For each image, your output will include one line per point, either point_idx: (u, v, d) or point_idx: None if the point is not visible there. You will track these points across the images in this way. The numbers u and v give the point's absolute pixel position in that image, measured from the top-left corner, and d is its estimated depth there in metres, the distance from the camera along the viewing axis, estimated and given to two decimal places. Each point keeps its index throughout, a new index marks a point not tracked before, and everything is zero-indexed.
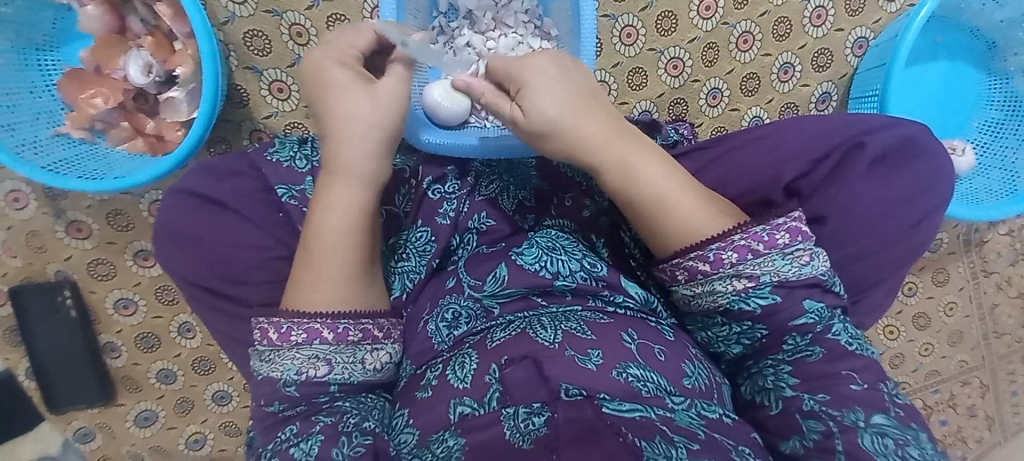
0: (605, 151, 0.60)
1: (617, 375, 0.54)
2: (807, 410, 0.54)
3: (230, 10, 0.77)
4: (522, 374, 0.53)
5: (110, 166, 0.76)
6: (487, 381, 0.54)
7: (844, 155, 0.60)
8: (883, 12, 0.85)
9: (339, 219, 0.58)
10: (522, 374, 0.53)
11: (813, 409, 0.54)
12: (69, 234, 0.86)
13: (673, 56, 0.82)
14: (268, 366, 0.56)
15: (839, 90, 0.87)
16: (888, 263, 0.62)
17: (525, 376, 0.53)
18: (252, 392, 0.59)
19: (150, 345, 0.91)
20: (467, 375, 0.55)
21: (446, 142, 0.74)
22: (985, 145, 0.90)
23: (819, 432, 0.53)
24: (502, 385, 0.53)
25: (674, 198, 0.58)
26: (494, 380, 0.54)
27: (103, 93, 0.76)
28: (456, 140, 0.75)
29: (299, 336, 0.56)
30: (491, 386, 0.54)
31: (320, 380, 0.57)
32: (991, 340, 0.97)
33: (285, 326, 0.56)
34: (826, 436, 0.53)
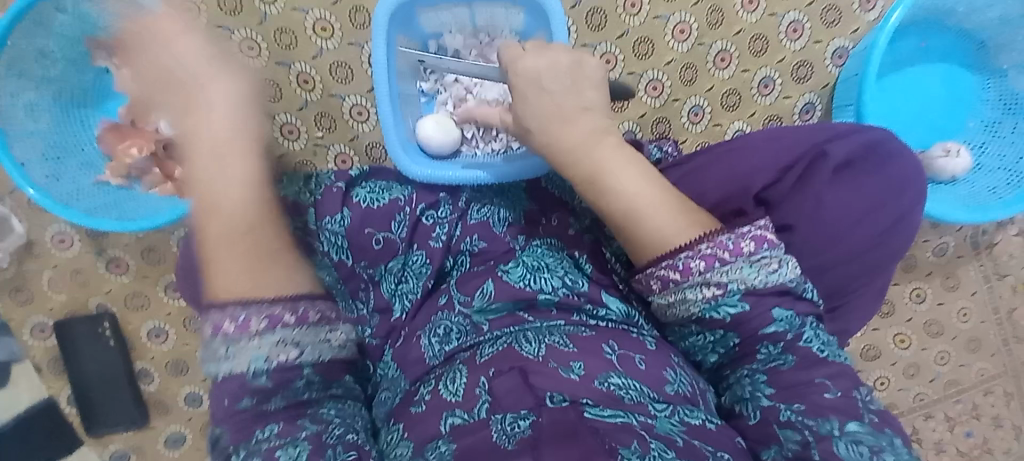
0: (582, 161, 0.61)
1: (600, 384, 0.56)
2: (784, 420, 0.55)
3: (245, 64, 0.86)
4: (509, 384, 0.57)
5: (143, 207, 0.85)
6: (476, 392, 0.57)
7: (809, 164, 0.63)
8: (860, 22, 0.87)
9: (219, 185, 0.56)
10: (510, 383, 0.56)
11: (790, 420, 0.55)
12: (109, 270, 0.96)
13: (652, 78, 0.86)
14: (226, 362, 0.50)
15: (822, 99, 0.88)
16: (863, 265, 0.65)
17: (511, 385, 0.56)
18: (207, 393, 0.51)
19: (179, 370, 0.99)
20: (459, 389, 0.58)
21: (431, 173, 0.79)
22: (983, 145, 0.88)
23: (796, 442, 0.54)
24: (491, 395, 0.56)
25: (647, 205, 0.59)
26: (484, 391, 0.57)
27: (138, 143, 0.85)
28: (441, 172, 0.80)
29: (260, 323, 0.51)
30: (480, 397, 0.57)
31: (293, 366, 0.52)
32: (1012, 345, 0.93)
33: (243, 315, 0.50)
34: (803, 445, 0.53)
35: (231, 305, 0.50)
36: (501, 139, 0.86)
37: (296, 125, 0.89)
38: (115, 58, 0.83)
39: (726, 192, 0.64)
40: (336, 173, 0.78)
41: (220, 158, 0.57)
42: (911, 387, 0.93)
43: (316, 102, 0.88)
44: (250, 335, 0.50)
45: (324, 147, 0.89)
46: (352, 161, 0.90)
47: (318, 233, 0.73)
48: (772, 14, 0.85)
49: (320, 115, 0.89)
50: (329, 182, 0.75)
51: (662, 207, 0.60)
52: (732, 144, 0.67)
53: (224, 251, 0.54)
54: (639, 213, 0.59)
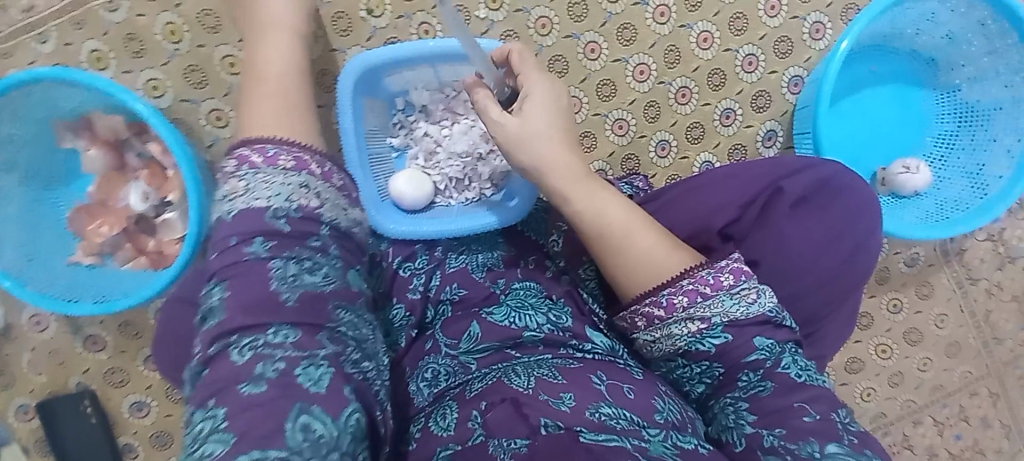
0: (576, 192, 0.62)
1: (590, 414, 0.56)
2: (768, 446, 0.55)
3: (213, 134, 0.87)
4: (501, 416, 0.56)
5: (116, 286, 0.84)
6: (470, 425, 0.56)
7: (767, 200, 0.66)
8: (812, 50, 0.90)
9: (271, 70, 0.63)
10: (502, 414, 0.56)
11: (773, 445, 0.55)
12: (86, 348, 0.94)
13: (617, 117, 0.88)
14: (249, 197, 0.48)
15: (783, 126, 0.91)
16: (830, 296, 0.66)
17: (504, 416, 0.56)
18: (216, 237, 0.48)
19: (164, 442, 0.97)
20: (450, 423, 0.58)
21: (405, 230, 0.80)
22: (942, 158, 0.91)
23: None
24: (484, 428, 0.56)
25: (641, 232, 0.61)
26: (477, 424, 0.56)
27: (108, 222, 0.85)
28: (416, 228, 0.80)
29: (287, 162, 0.51)
30: (473, 431, 0.56)
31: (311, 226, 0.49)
32: (991, 347, 0.95)
33: (275, 152, 0.52)
34: None
35: (269, 142, 0.52)
36: (474, 189, 0.87)
37: None
38: (83, 138, 0.84)
39: (690, 229, 0.66)
40: None
41: (260, 61, 0.64)
42: (898, 396, 0.94)
43: None
44: (280, 170, 0.50)
45: None
46: None
47: None
48: (727, 49, 0.88)
49: None
50: None
51: (646, 235, 0.62)
52: (693, 182, 0.70)
53: (267, 109, 0.59)
54: (624, 251, 0.61)
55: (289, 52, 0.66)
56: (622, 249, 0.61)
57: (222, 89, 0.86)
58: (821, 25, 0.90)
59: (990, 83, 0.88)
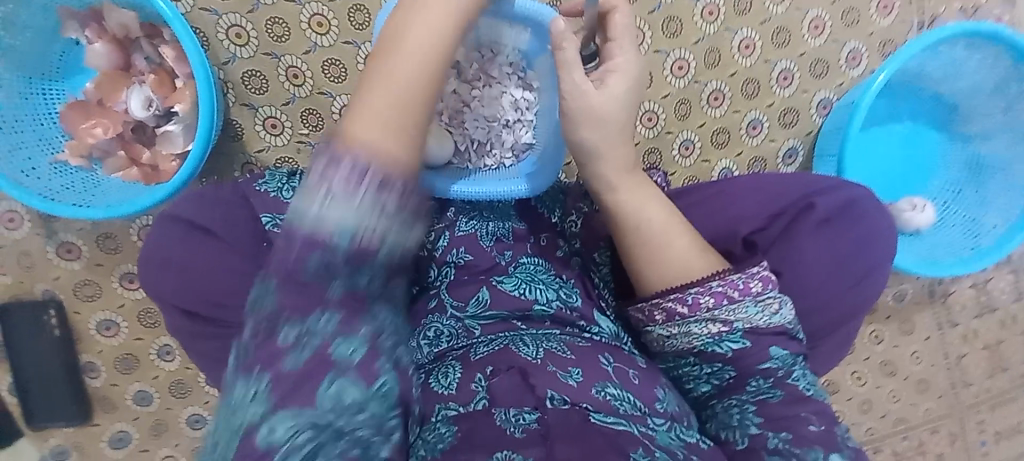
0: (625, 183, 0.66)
1: (598, 392, 0.55)
2: (773, 447, 0.55)
3: (231, 51, 0.82)
4: (508, 383, 0.54)
5: (103, 194, 0.79)
6: (474, 387, 0.54)
7: (795, 214, 0.66)
8: (846, 77, 0.91)
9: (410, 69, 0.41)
10: (509, 383, 0.54)
11: (777, 447, 0.55)
12: (58, 255, 0.89)
13: (648, 110, 0.87)
14: None
15: (804, 146, 0.92)
16: (836, 314, 0.68)
17: (511, 384, 0.54)
18: None
19: (128, 367, 0.93)
20: (452, 383, 0.56)
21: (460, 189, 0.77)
22: (946, 203, 0.95)
23: None
24: (489, 393, 0.53)
25: (666, 233, 0.65)
26: (480, 388, 0.54)
27: (103, 124, 0.80)
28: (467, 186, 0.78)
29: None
30: (476, 392, 0.53)
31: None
32: (958, 390, 1.00)
33: None
34: None
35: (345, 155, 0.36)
36: (495, 155, 0.85)
37: (281, 119, 0.84)
38: (89, 31, 0.78)
39: (713, 232, 0.68)
40: None
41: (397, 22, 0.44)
42: (862, 422, 0.98)
43: (304, 98, 0.84)
44: None
45: (308, 146, 0.86)
46: None
47: None
48: (766, 61, 0.88)
49: (307, 112, 0.84)
50: None
51: (680, 237, 0.65)
52: (720, 188, 0.70)
53: (374, 129, 0.38)
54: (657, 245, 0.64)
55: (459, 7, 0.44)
56: (648, 246, 0.65)
57: (247, 7, 0.81)
58: (857, 53, 0.91)
59: (1002, 136, 0.91)
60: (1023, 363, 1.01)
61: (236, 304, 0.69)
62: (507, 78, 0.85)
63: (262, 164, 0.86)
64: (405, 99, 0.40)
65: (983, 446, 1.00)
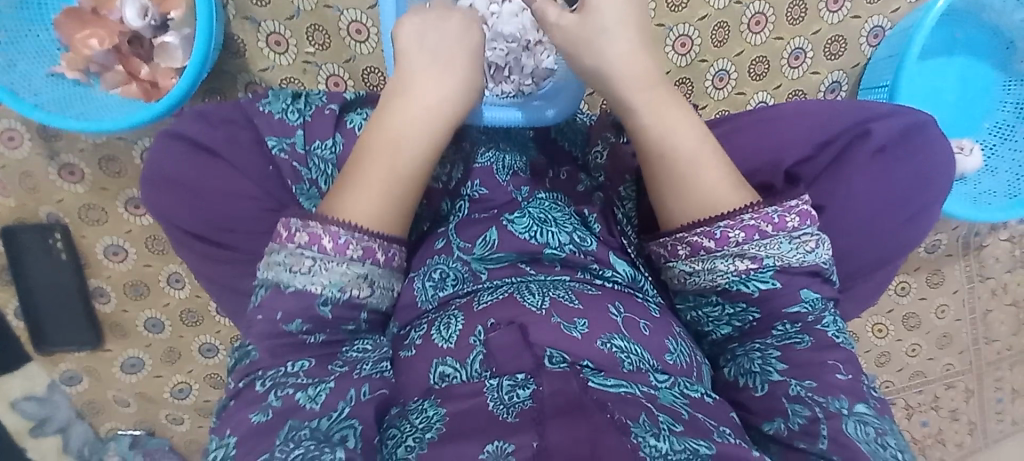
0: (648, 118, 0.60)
1: (601, 345, 0.56)
2: (794, 394, 0.55)
3: None
4: (507, 339, 0.54)
5: (100, 109, 0.76)
6: (471, 342, 0.55)
7: (847, 143, 0.62)
8: (903, 2, 0.82)
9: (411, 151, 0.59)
10: (508, 338, 0.54)
11: (799, 395, 0.55)
12: (62, 177, 0.86)
13: (681, 33, 0.80)
14: (310, 277, 0.53)
15: (849, 79, 0.85)
16: (878, 255, 0.64)
17: (509, 341, 0.54)
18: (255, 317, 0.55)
19: (139, 293, 0.92)
20: (451, 335, 0.57)
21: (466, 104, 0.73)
22: (993, 148, 0.88)
23: (804, 416, 0.54)
24: (486, 348, 0.54)
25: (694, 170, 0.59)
26: (478, 342, 0.55)
27: (98, 35, 0.75)
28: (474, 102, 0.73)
29: (356, 251, 0.54)
30: (475, 347, 0.55)
31: (358, 304, 0.55)
32: (980, 346, 0.97)
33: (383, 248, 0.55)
34: (812, 421, 0.53)
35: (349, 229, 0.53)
36: (512, 81, 0.79)
37: (285, 35, 0.79)
38: None
39: (754, 164, 0.62)
40: (328, 95, 0.70)
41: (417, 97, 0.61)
42: (877, 373, 0.97)
43: (310, 13, 0.78)
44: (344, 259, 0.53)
45: (314, 66, 0.80)
46: (346, 85, 0.81)
47: (306, 159, 0.65)
48: None
49: (313, 28, 0.79)
50: (321, 104, 0.68)
51: (710, 169, 0.59)
52: (766, 114, 0.65)
53: (371, 202, 0.56)
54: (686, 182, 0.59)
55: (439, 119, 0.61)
56: (675, 181, 0.59)
57: None
58: None
59: None
60: None
61: (248, 229, 0.66)
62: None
63: (268, 85, 0.81)
64: (394, 186, 0.57)
65: (999, 403, 0.98)
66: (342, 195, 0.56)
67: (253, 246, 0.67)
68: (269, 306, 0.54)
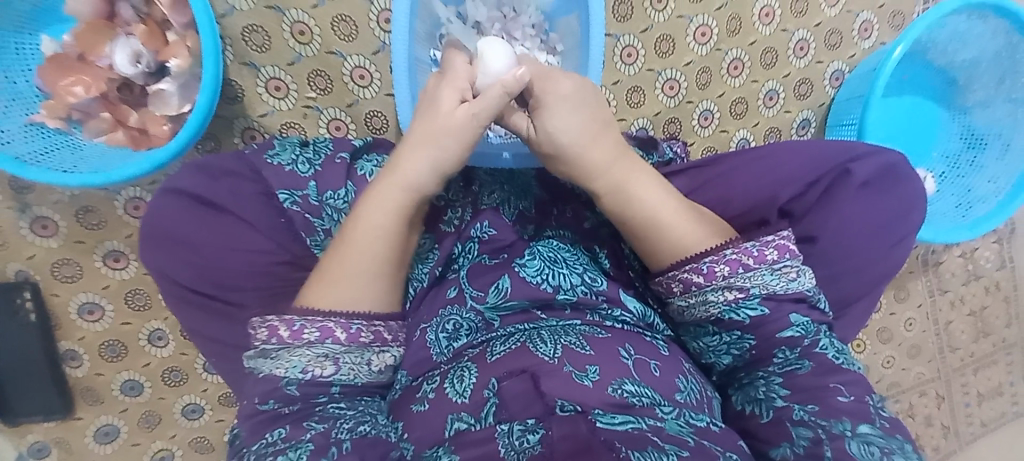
0: (604, 176, 0.63)
1: (613, 392, 0.55)
2: (797, 419, 0.56)
3: (229, 3, 0.74)
4: (517, 388, 0.54)
5: (88, 159, 0.72)
6: (486, 395, 0.55)
7: (832, 181, 0.67)
8: (858, 48, 0.92)
9: (381, 237, 0.59)
10: (520, 387, 0.54)
11: (803, 419, 0.56)
12: (33, 232, 0.79)
13: (669, 77, 0.87)
14: (273, 362, 0.54)
15: (817, 117, 0.94)
16: (868, 280, 0.70)
17: (522, 389, 0.54)
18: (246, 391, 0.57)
19: (115, 354, 0.85)
20: (466, 389, 0.56)
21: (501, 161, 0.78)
22: (943, 174, 0.99)
23: (808, 439, 0.54)
24: (499, 398, 0.54)
25: (667, 216, 0.63)
26: (492, 394, 0.55)
27: (84, 82, 0.73)
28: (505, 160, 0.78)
29: (311, 334, 0.54)
30: (488, 399, 0.55)
31: (324, 381, 0.55)
32: (946, 354, 1.05)
33: (355, 326, 0.56)
34: (816, 442, 0.54)
35: (301, 314, 0.54)
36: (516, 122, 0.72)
37: (285, 81, 0.78)
38: None
39: (753, 202, 0.68)
40: (335, 141, 0.68)
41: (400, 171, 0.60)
42: None
43: (312, 58, 0.78)
44: (301, 343, 0.54)
45: (315, 111, 0.80)
46: (347, 129, 0.81)
47: (319, 210, 0.64)
48: (785, 29, 0.89)
49: (315, 73, 0.78)
50: (330, 152, 0.66)
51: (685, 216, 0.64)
52: (755, 154, 0.70)
53: (352, 289, 0.57)
54: (659, 223, 0.63)
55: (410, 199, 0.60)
56: (649, 228, 0.63)
57: None
58: (870, 25, 0.92)
59: (997, 108, 0.95)
60: (1004, 327, 1.07)
61: (253, 285, 0.63)
62: (530, 40, 0.78)
63: (266, 130, 0.80)
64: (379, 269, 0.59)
65: (968, 407, 1.06)
66: (326, 288, 0.57)
67: (256, 302, 0.64)
68: (249, 393, 0.56)
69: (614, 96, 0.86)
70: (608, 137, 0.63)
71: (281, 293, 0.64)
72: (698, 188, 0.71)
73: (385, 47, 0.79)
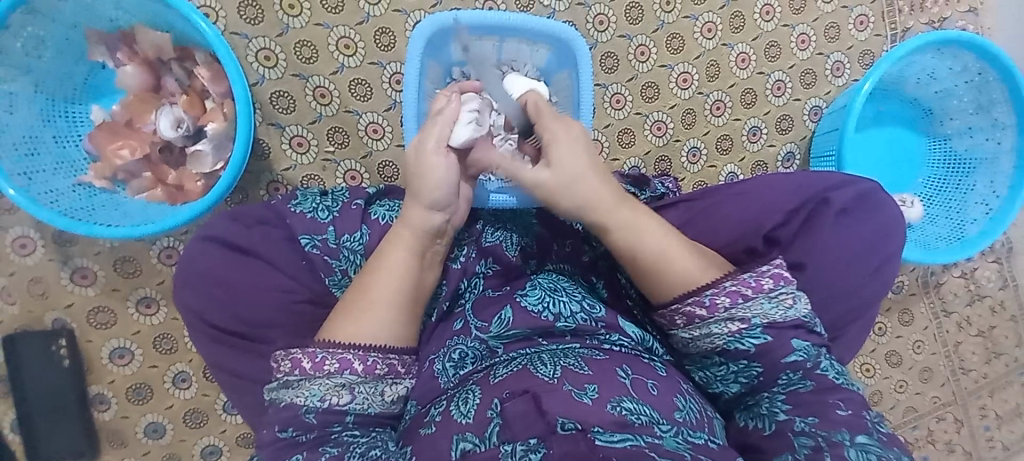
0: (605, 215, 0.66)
1: (612, 409, 0.57)
2: (800, 429, 0.59)
3: (260, 73, 0.84)
4: (521, 407, 0.57)
5: (128, 213, 0.80)
6: (489, 416, 0.57)
7: (812, 208, 0.72)
8: (832, 86, 0.99)
9: (391, 277, 0.64)
10: (523, 407, 0.57)
11: (804, 430, 0.59)
12: (73, 281, 0.86)
13: (657, 119, 0.94)
14: (295, 390, 0.59)
15: (800, 150, 1.00)
16: (860, 301, 0.72)
17: (524, 410, 0.57)
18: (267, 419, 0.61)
19: (141, 397, 0.89)
20: (470, 410, 0.59)
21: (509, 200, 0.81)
22: (931, 198, 1.03)
23: (809, 447, 0.57)
24: (502, 419, 0.57)
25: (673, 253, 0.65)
26: (495, 414, 0.58)
27: (130, 145, 0.82)
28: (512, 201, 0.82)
29: (332, 365, 0.59)
30: (492, 420, 0.57)
31: (339, 410, 0.59)
32: (959, 376, 1.04)
33: (372, 358, 0.61)
34: (816, 450, 0.56)
35: (322, 346, 0.59)
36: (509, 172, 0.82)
37: (307, 137, 0.87)
38: (119, 54, 0.81)
39: (741, 230, 0.72)
40: (351, 190, 0.74)
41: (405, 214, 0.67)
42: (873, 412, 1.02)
43: (331, 117, 0.87)
44: (322, 373, 0.58)
45: (333, 163, 0.88)
46: (362, 178, 0.89)
47: (336, 252, 0.69)
48: (761, 72, 0.96)
49: (333, 130, 0.87)
50: (347, 199, 0.73)
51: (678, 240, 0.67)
52: (738, 187, 0.76)
53: (371, 324, 0.62)
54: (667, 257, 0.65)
55: (413, 237, 0.66)
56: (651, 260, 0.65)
57: (277, 30, 0.84)
58: (841, 64, 0.99)
59: (977, 135, 1.00)
60: (1016, 347, 1.06)
61: (276, 322, 0.69)
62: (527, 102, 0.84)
63: (289, 182, 0.88)
64: (392, 306, 0.63)
65: (989, 431, 1.04)
66: (349, 323, 0.62)
67: (278, 339, 0.69)
68: (269, 422, 0.60)
69: (606, 138, 0.93)
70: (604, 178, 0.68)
71: (301, 330, 0.69)
72: (688, 220, 0.76)
73: (396, 104, 0.88)
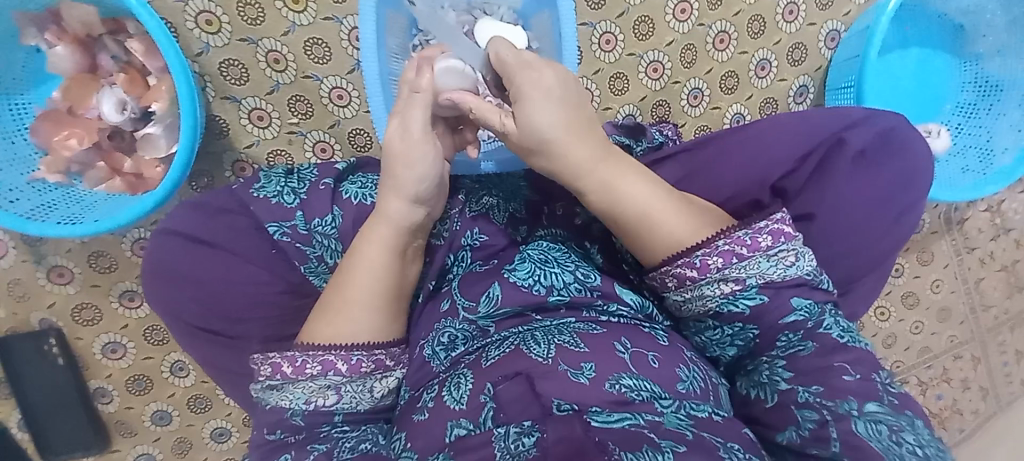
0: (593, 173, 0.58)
1: (610, 387, 0.53)
2: (802, 401, 0.55)
3: (203, 40, 0.76)
4: (514, 391, 0.53)
5: (89, 209, 0.75)
6: (482, 400, 0.54)
7: (826, 152, 0.64)
8: (852, 4, 0.88)
9: (367, 273, 0.60)
10: (517, 390, 0.53)
11: (807, 401, 0.54)
12: (50, 280, 0.83)
13: (652, 59, 0.84)
14: (277, 394, 0.57)
15: (815, 82, 0.90)
16: (876, 252, 0.66)
17: (517, 393, 0.53)
18: (255, 422, 0.61)
19: (142, 388, 0.89)
20: (463, 395, 0.55)
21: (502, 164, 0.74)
22: (959, 126, 0.93)
23: (813, 421, 0.53)
24: (496, 402, 0.53)
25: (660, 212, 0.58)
26: (489, 398, 0.54)
27: (77, 134, 0.76)
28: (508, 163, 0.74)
29: (314, 368, 0.57)
30: (485, 404, 0.54)
31: (326, 411, 0.58)
32: (978, 314, 1.00)
33: (356, 357, 0.58)
34: (821, 425, 0.53)
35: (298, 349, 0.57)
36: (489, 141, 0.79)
37: (267, 110, 0.79)
38: (47, 33, 0.73)
39: (746, 181, 0.65)
40: (319, 167, 0.68)
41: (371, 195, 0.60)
42: (885, 355, 0.99)
43: (290, 84, 0.79)
44: (305, 377, 0.56)
45: (299, 135, 0.81)
46: (333, 149, 0.82)
47: (309, 238, 0.64)
48: None
49: (294, 99, 0.79)
50: (314, 179, 0.66)
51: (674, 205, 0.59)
52: (743, 134, 0.67)
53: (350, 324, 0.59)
54: (651, 219, 0.58)
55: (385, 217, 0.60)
56: (642, 224, 0.58)
57: None
58: None
59: (1011, 55, 0.88)
60: None
61: (256, 316, 0.66)
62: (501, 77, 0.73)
63: (254, 161, 0.81)
64: (375, 299, 0.60)
65: (1007, 366, 1.00)
66: (326, 320, 0.59)
67: (259, 332, 0.67)
68: (259, 425, 0.61)
69: (597, 85, 0.83)
70: (592, 136, 0.59)
71: (281, 320, 0.67)
72: (688, 173, 0.68)
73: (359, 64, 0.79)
